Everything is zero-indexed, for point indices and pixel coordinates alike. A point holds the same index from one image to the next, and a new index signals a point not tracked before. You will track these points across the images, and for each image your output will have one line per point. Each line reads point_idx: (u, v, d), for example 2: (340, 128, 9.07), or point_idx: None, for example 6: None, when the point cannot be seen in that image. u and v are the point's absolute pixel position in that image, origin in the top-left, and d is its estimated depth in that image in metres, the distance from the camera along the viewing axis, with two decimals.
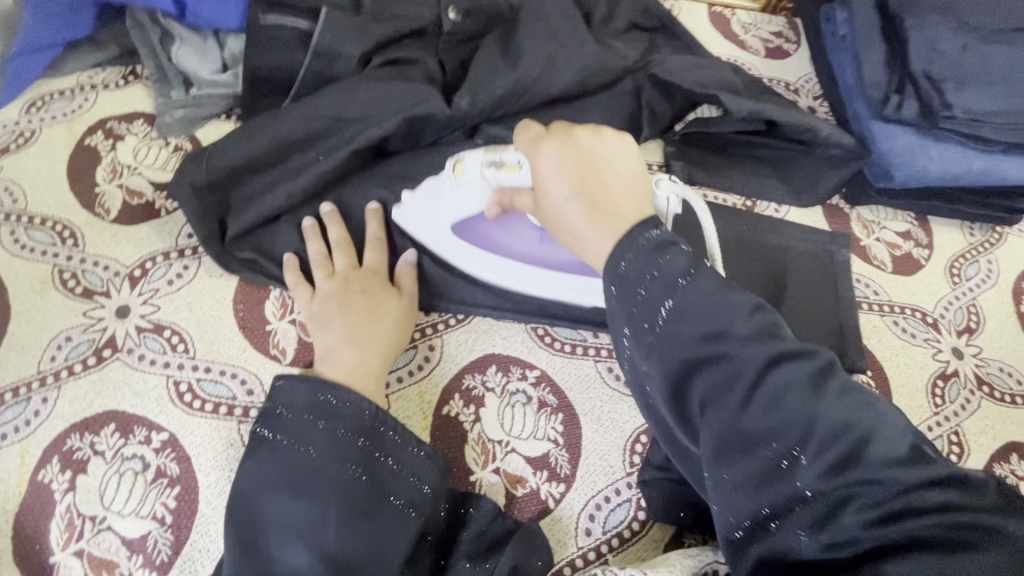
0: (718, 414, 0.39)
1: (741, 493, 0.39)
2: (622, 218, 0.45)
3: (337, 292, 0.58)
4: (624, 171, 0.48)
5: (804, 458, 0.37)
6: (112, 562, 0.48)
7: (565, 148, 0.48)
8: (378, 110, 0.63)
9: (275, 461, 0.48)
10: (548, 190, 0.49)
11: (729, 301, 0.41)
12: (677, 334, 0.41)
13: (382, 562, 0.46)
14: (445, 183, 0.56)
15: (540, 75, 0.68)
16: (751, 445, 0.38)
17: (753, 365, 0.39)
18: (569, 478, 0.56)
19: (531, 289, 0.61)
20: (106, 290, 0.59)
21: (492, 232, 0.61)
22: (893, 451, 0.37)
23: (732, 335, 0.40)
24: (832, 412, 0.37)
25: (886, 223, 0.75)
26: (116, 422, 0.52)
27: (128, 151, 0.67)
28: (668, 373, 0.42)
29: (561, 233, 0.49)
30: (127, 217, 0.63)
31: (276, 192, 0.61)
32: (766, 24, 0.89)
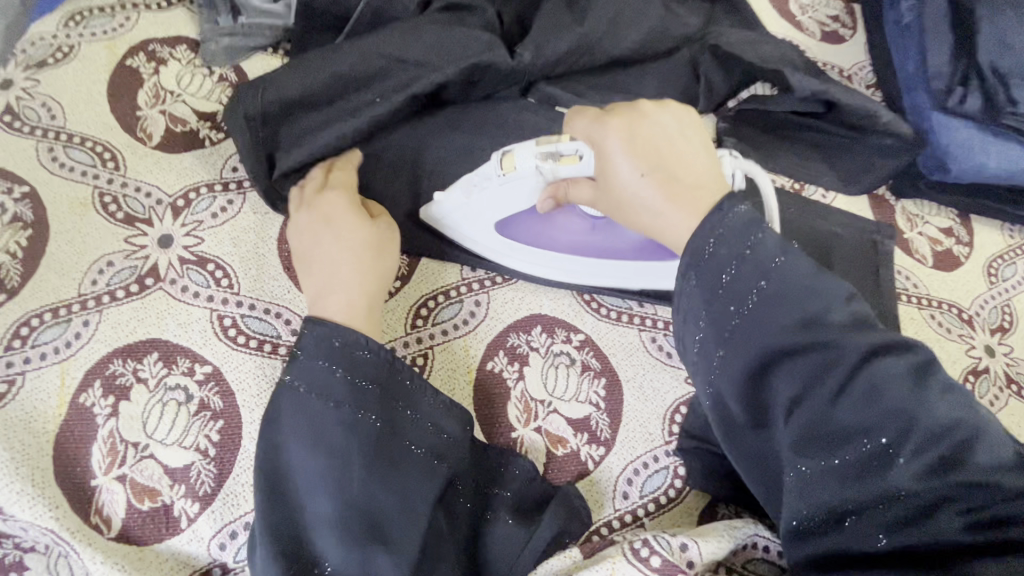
0: (811, 406, 0.41)
1: (831, 484, 0.41)
2: (701, 192, 0.47)
3: (317, 227, 0.55)
4: (693, 142, 0.50)
5: (902, 454, 0.40)
6: (155, 490, 0.47)
7: (633, 125, 0.50)
8: (440, 55, 0.61)
9: (290, 409, 0.45)
10: (615, 169, 0.49)
11: (826, 293, 0.43)
12: (776, 326, 0.43)
13: (411, 510, 0.45)
14: (493, 179, 0.56)
15: (604, 36, 0.66)
16: (844, 437, 0.41)
17: (854, 359, 0.41)
18: (609, 442, 0.56)
19: (585, 281, 0.61)
20: (149, 217, 0.57)
21: (540, 228, 0.60)
22: (991, 458, 0.40)
23: (831, 323, 0.42)
24: (932, 411, 0.40)
25: (930, 218, 0.74)
26: (160, 351, 0.51)
27: (171, 77, 0.64)
28: (754, 358, 0.43)
29: (632, 214, 0.50)
30: (171, 144, 0.61)
31: (329, 131, 0.59)
32: (824, 6, 0.86)
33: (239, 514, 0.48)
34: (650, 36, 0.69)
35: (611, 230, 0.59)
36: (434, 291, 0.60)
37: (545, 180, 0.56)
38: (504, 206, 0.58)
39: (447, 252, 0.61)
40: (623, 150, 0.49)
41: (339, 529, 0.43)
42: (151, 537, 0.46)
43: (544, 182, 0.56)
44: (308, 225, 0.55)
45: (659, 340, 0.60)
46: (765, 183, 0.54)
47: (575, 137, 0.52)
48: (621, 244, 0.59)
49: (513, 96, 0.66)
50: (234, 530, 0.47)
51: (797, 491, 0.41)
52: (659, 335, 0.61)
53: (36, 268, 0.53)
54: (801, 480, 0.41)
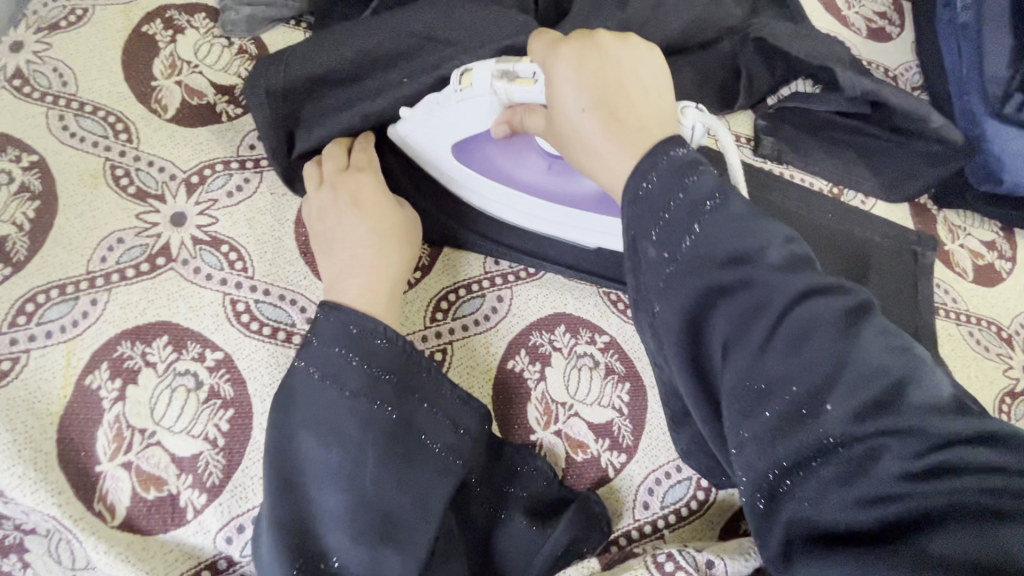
0: (740, 356, 0.36)
1: (761, 447, 0.35)
2: (644, 134, 0.41)
3: (333, 206, 0.52)
4: (645, 80, 0.44)
5: (830, 403, 0.34)
6: (160, 479, 0.45)
7: (586, 53, 0.44)
8: (472, 34, 0.57)
9: (306, 397, 0.43)
10: (561, 98, 0.44)
11: (759, 227, 0.38)
12: (699, 262, 0.37)
13: (427, 511, 0.43)
14: (451, 96, 0.51)
15: (644, 23, 0.63)
16: (769, 389, 0.35)
17: (780, 295, 0.35)
18: (631, 449, 0.54)
19: (535, 223, 0.59)
20: (161, 193, 0.54)
21: (496, 157, 0.57)
22: (933, 399, 0.34)
23: (763, 258, 0.36)
24: (864, 354, 0.34)
25: (972, 230, 0.71)
26: (170, 334, 0.49)
27: (189, 46, 0.61)
28: (684, 308, 0.37)
29: (573, 152, 0.45)
30: (186, 117, 0.58)
31: (352, 110, 0.56)
32: (871, 1, 0.81)
33: (247, 508, 0.46)
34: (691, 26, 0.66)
35: (570, 176, 0.56)
36: (455, 284, 0.58)
37: (501, 103, 0.50)
38: (455, 135, 0.54)
39: (470, 243, 0.59)
40: (571, 76, 0.43)
41: (350, 525, 0.40)
42: (156, 528, 0.45)
43: (501, 105, 0.51)
44: (326, 205, 0.53)
45: None
46: (725, 138, 0.49)
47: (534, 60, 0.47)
48: (577, 191, 0.57)
49: None
50: (241, 524, 0.46)
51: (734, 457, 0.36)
52: None
53: (43, 242, 0.51)
54: (739, 445, 0.36)
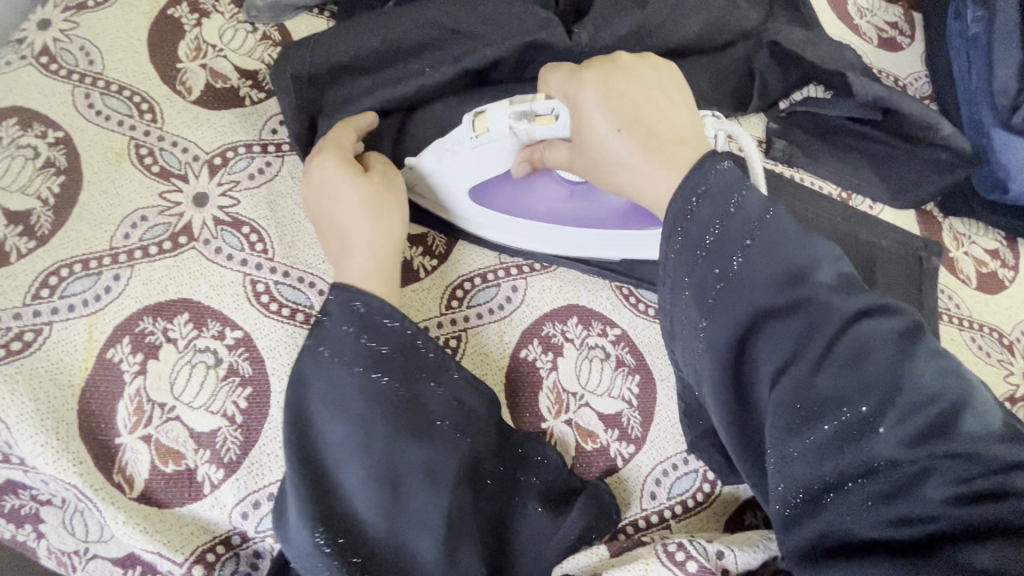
0: (794, 377, 0.37)
1: (811, 462, 0.36)
2: (681, 149, 0.43)
3: (325, 187, 0.51)
4: (668, 95, 0.47)
5: (884, 426, 0.35)
6: (179, 453, 0.46)
7: (611, 80, 0.46)
8: (495, 29, 0.58)
9: (315, 374, 0.43)
10: (591, 126, 0.45)
11: (811, 248, 0.39)
12: (749, 282, 0.39)
13: (436, 484, 0.43)
14: (466, 145, 0.51)
15: (664, 22, 0.65)
16: (820, 410, 0.36)
17: (835, 318, 0.37)
18: (640, 440, 0.55)
19: (564, 249, 0.59)
20: (184, 173, 0.55)
21: (516, 194, 0.58)
22: (983, 426, 0.36)
23: (815, 279, 0.38)
24: (918, 379, 0.36)
25: (976, 238, 0.72)
26: (191, 312, 0.50)
27: (214, 30, 0.61)
28: (733, 325, 0.38)
29: (608, 175, 0.46)
30: (209, 99, 0.59)
31: (374, 99, 0.57)
32: (883, 11, 0.83)
33: (262, 484, 0.46)
34: (709, 27, 0.67)
35: (591, 196, 0.57)
36: (472, 272, 0.58)
37: (522, 143, 0.51)
38: (475, 175, 0.54)
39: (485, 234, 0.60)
40: (598, 103, 0.45)
41: (367, 496, 0.41)
42: (173, 501, 0.46)
43: (520, 145, 0.51)
44: (320, 185, 0.51)
45: None
46: (746, 142, 0.51)
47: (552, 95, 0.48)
48: (601, 210, 0.57)
49: None
50: (257, 500, 0.46)
51: (774, 469, 0.37)
52: None
53: (67, 217, 0.51)
54: (784, 459, 0.37)
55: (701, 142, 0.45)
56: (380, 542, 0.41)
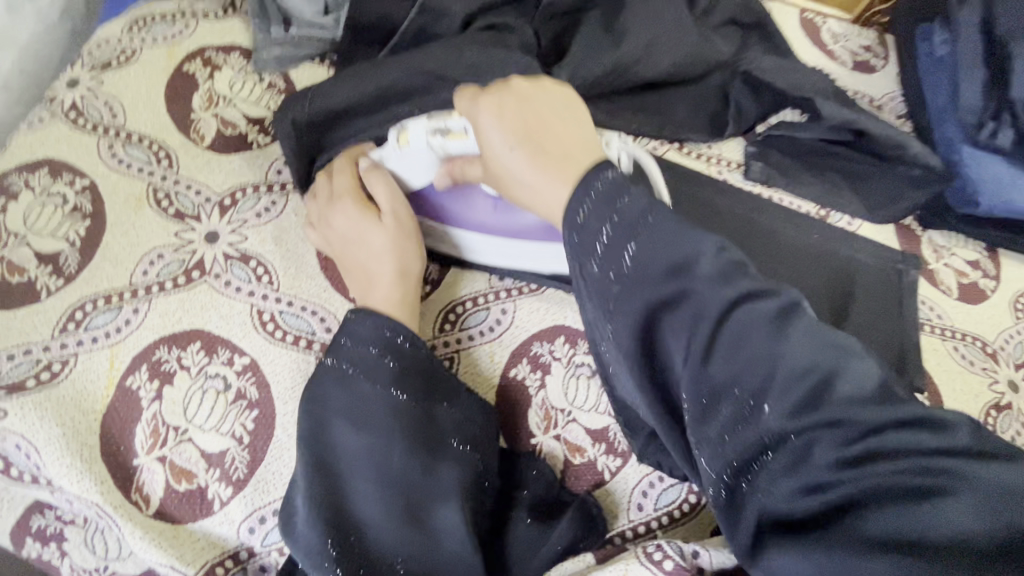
0: (688, 371, 0.37)
1: (718, 445, 0.37)
2: (573, 163, 0.44)
3: (347, 234, 0.56)
4: (567, 117, 0.48)
5: (769, 404, 0.36)
6: (191, 472, 0.49)
7: (504, 102, 0.47)
8: (479, 74, 0.64)
9: (337, 389, 0.48)
10: (489, 145, 0.47)
11: (694, 236, 0.39)
12: (641, 278, 0.39)
13: (446, 497, 0.47)
14: (392, 155, 0.56)
15: (640, 58, 0.69)
16: (719, 395, 0.37)
17: (713, 306, 0.37)
18: (626, 454, 0.57)
19: (493, 257, 0.62)
20: (197, 214, 0.60)
21: (446, 204, 0.60)
22: (859, 389, 0.35)
23: (698, 267, 0.38)
24: (793, 355, 0.36)
25: (955, 250, 0.74)
26: (202, 340, 0.54)
27: (224, 82, 0.67)
28: (636, 325, 0.39)
29: (510, 189, 0.48)
30: (220, 146, 0.64)
31: (368, 137, 0.62)
32: (856, 37, 0.88)
33: (268, 501, 0.50)
34: (685, 59, 0.71)
35: (513, 212, 0.58)
36: (464, 297, 0.62)
37: (439, 157, 0.55)
38: (408, 184, 0.58)
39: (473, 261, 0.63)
40: (494, 124, 0.47)
41: (383, 503, 0.45)
42: (186, 517, 0.49)
43: (439, 159, 0.55)
44: (344, 234, 0.56)
45: None
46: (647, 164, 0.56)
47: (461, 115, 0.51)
48: (524, 226, 0.58)
49: None
50: (263, 516, 0.49)
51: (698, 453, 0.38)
52: None
53: (92, 257, 0.56)
54: (698, 446, 0.38)
55: (596, 153, 0.46)
56: (388, 545, 0.45)
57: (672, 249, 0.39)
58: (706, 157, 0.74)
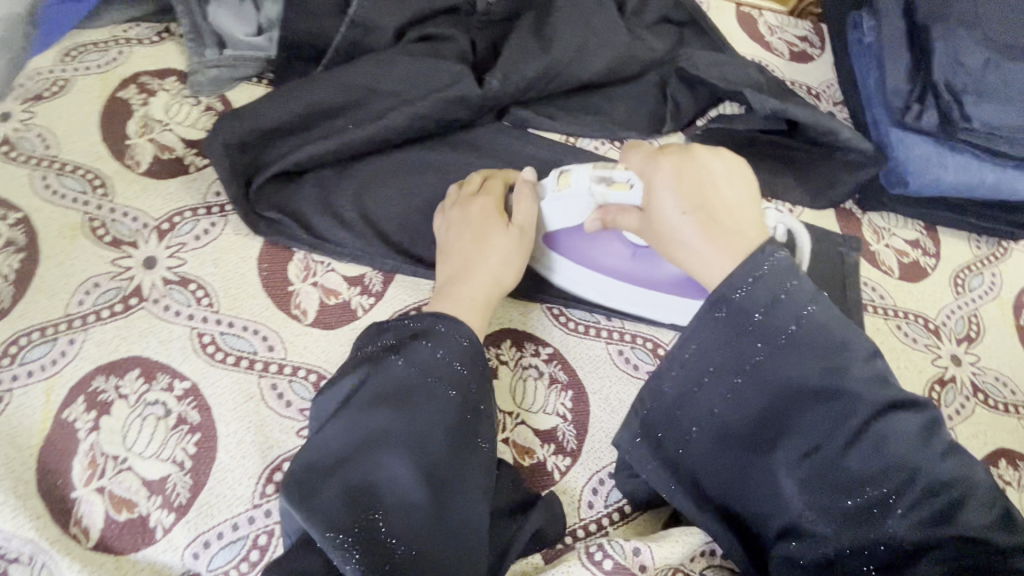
0: (826, 451, 0.44)
1: (835, 523, 0.43)
2: (738, 239, 0.48)
3: (473, 224, 0.60)
4: (739, 190, 0.51)
5: (897, 505, 0.43)
6: (132, 501, 0.49)
7: (683, 166, 0.51)
8: (413, 86, 0.65)
9: (403, 388, 0.49)
10: (659, 204, 0.51)
11: (851, 345, 0.45)
12: (792, 367, 0.45)
13: (472, 496, 0.47)
14: (549, 190, 0.60)
15: (572, 61, 0.70)
16: (849, 484, 0.43)
17: (865, 409, 0.43)
18: (575, 453, 0.58)
19: (617, 302, 0.65)
20: (135, 240, 0.60)
21: (585, 245, 0.63)
22: (981, 516, 0.42)
23: (850, 373, 0.44)
24: (931, 467, 0.43)
25: (895, 230, 0.76)
26: (140, 367, 0.54)
27: (160, 107, 0.68)
28: (776, 404, 0.45)
29: (670, 248, 0.52)
30: (157, 171, 0.64)
31: (302, 153, 0.62)
32: (792, 28, 0.90)
33: (212, 524, 0.49)
34: (618, 59, 0.73)
35: (652, 262, 0.61)
36: (408, 306, 0.62)
37: (596, 203, 0.58)
38: (552, 218, 0.62)
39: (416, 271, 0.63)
40: (670, 185, 0.51)
41: (407, 489, 0.45)
42: (126, 547, 0.48)
43: (595, 204, 0.58)
44: (467, 218, 0.61)
45: (625, 352, 0.64)
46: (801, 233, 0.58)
47: (630, 168, 0.54)
48: (661, 276, 0.62)
49: (488, 122, 0.71)
50: (207, 540, 0.49)
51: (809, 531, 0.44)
52: (625, 348, 0.64)
53: (26, 290, 0.56)
54: (813, 524, 0.44)
55: (762, 235, 0.50)
56: (408, 534, 0.44)
57: (826, 353, 0.45)
58: None
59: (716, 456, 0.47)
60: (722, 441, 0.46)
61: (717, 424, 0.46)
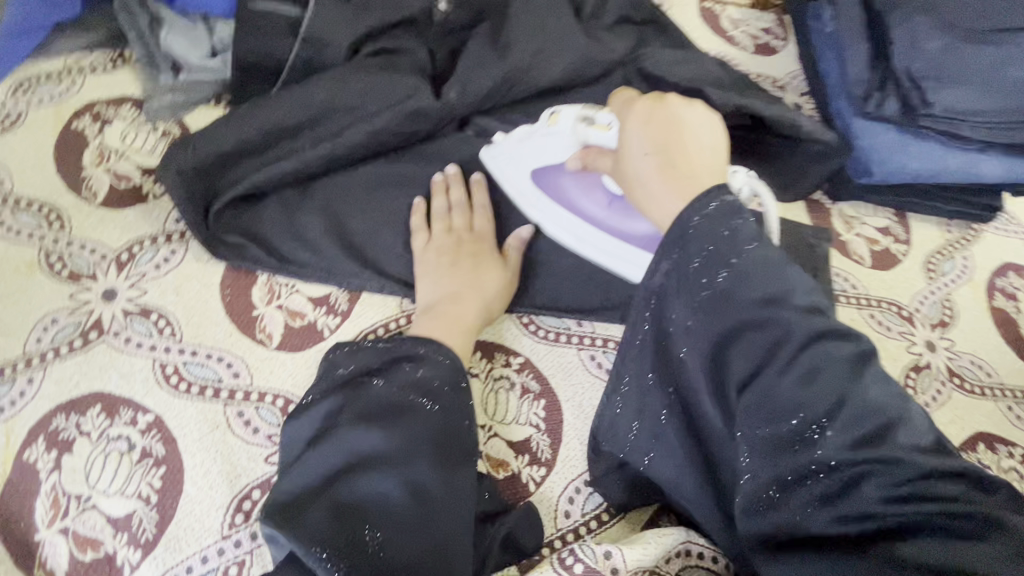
0: (762, 381, 0.37)
1: (765, 456, 0.37)
2: (693, 181, 0.44)
3: (468, 257, 0.62)
4: (706, 140, 0.47)
5: (832, 429, 0.36)
6: (97, 540, 0.48)
7: (654, 108, 0.49)
8: (369, 101, 0.64)
9: (382, 406, 0.49)
10: (627, 143, 0.49)
11: (788, 271, 0.39)
12: (729, 298, 0.39)
13: (464, 500, 0.46)
14: (539, 130, 0.63)
15: (529, 67, 0.69)
16: (781, 414, 0.36)
17: (801, 332, 0.37)
18: (550, 462, 0.57)
19: (587, 251, 0.64)
20: (93, 273, 0.59)
21: (570, 188, 0.65)
22: (917, 439, 0.36)
23: (788, 303, 0.37)
24: (865, 392, 0.36)
25: (866, 219, 0.76)
26: (102, 403, 0.53)
27: (115, 136, 0.67)
28: (711, 337, 0.39)
29: (630, 190, 0.49)
30: (114, 201, 0.63)
31: (260, 174, 0.62)
32: (755, 21, 0.90)
33: (180, 558, 0.48)
34: (578, 62, 0.72)
35: (627, 214, 0.62)
36: (374, 325, 0.61)
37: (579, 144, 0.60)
38: (540, 163, 0.65)
39: (383, 288, 0.62)
40: (640, 123, 0.49)
41: (398, 506, 0.43)
42: None
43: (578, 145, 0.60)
44: (462, 249, 0.63)
45: (597, 357, 0.63)
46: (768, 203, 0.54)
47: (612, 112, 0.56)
48: (632, 229, 0.62)
49: (450, 132, 0.70)
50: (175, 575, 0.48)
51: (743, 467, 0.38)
52: (597, 353, 0.63)
53: None
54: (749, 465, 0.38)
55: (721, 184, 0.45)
56: (400, 545, 0.41)
57: (769, 280, 0.38)
58: None
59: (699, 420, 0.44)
60: (689, 405, 0.44)
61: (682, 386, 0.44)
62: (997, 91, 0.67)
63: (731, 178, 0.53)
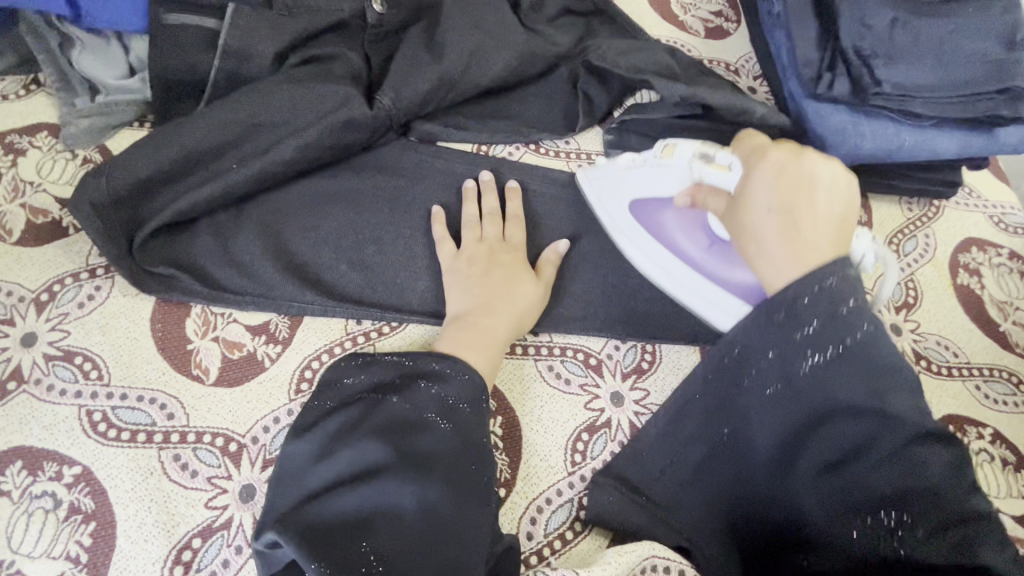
0: (853, 467, 0.43)
1: (837, 531, 0.44)
2: (814, 247, 0.48)
3: (505, 271, 0.60)
4: (832, 203, 0.50)
5: (914, 530, 0.40)
6: None
7: (787, 164, 0.51)
8: (298, 115, 0.61)
9: (394, 422, 0.48)
10: (751, 195, 0.52)
11: (901, 375, 0.43)
12: (828, 382, 0.44)
13: (475, 516, 0.45)
14: (649, 161, 0.63)
15: (467, 68, 0.67)
16: (860, 507, 0.43)
17: (906, 433, 0.42)
18: (510, 482, 0.55)
19: (676, 288, 0.63)
20: (10, 317, 0.55)
21: (671, 222, 0.64)
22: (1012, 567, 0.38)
23: (895, 399, 0.42)
24: (956, 500, 0.40)
25: None
26: (23, 459, 0.50)
27: (31, 167, 0.63)
28: (803, 416, 0.45)
29: (744, 241, 0.52)
30: (32, 238, 0.59)
31: (184, 199, 0.58)
32: (705, 3, 0.87)
33: None
34: (520, 59, 0.69)
35: (726, 257, 0.61)
36: (318, 350, 0.58)
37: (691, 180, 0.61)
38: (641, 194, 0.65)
39: (328, 310, 0.59)
40: (767, 178, 0.51)
41: (396, 518, 0.42)
42: None
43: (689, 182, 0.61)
44: (503, 264, 0.61)
45: (557, 368, 0.61)
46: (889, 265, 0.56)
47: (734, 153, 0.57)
48: (729, 275, 0.61)
49: (390, 140, 0.67)
50: None
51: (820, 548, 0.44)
52: (556, 363, 0.61)
53: None
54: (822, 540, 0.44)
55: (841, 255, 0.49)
56: (392, 555, 0.41)
57: (876, 378, 0.43)
58: (566, 154, 0.72)
59: (753, 483, 0.48)
60: (747, 464, 0.49)
61: (735, 432, 0.49)
62: (947, 65, 0.65)
63: (856, 243, 0.54)
